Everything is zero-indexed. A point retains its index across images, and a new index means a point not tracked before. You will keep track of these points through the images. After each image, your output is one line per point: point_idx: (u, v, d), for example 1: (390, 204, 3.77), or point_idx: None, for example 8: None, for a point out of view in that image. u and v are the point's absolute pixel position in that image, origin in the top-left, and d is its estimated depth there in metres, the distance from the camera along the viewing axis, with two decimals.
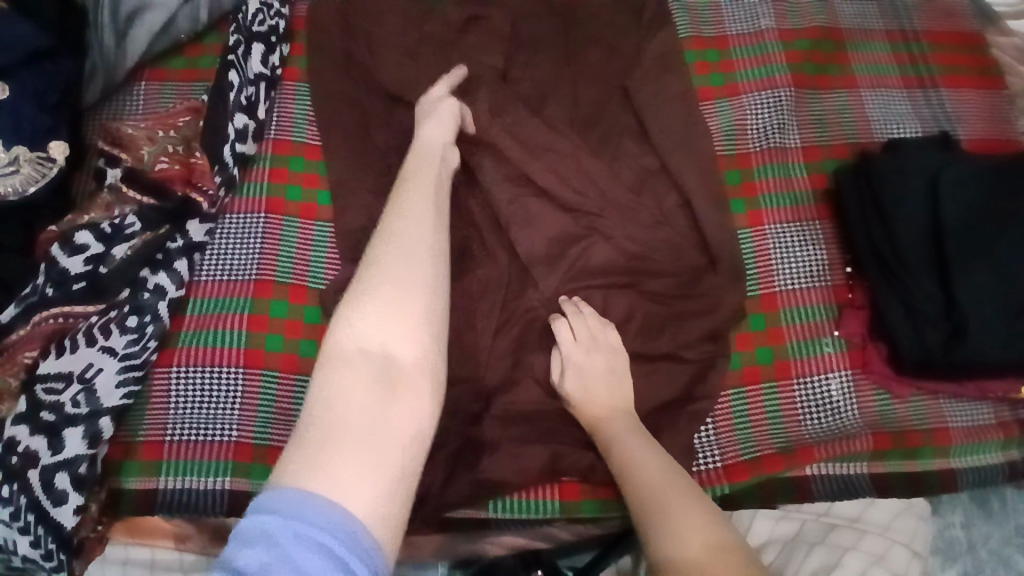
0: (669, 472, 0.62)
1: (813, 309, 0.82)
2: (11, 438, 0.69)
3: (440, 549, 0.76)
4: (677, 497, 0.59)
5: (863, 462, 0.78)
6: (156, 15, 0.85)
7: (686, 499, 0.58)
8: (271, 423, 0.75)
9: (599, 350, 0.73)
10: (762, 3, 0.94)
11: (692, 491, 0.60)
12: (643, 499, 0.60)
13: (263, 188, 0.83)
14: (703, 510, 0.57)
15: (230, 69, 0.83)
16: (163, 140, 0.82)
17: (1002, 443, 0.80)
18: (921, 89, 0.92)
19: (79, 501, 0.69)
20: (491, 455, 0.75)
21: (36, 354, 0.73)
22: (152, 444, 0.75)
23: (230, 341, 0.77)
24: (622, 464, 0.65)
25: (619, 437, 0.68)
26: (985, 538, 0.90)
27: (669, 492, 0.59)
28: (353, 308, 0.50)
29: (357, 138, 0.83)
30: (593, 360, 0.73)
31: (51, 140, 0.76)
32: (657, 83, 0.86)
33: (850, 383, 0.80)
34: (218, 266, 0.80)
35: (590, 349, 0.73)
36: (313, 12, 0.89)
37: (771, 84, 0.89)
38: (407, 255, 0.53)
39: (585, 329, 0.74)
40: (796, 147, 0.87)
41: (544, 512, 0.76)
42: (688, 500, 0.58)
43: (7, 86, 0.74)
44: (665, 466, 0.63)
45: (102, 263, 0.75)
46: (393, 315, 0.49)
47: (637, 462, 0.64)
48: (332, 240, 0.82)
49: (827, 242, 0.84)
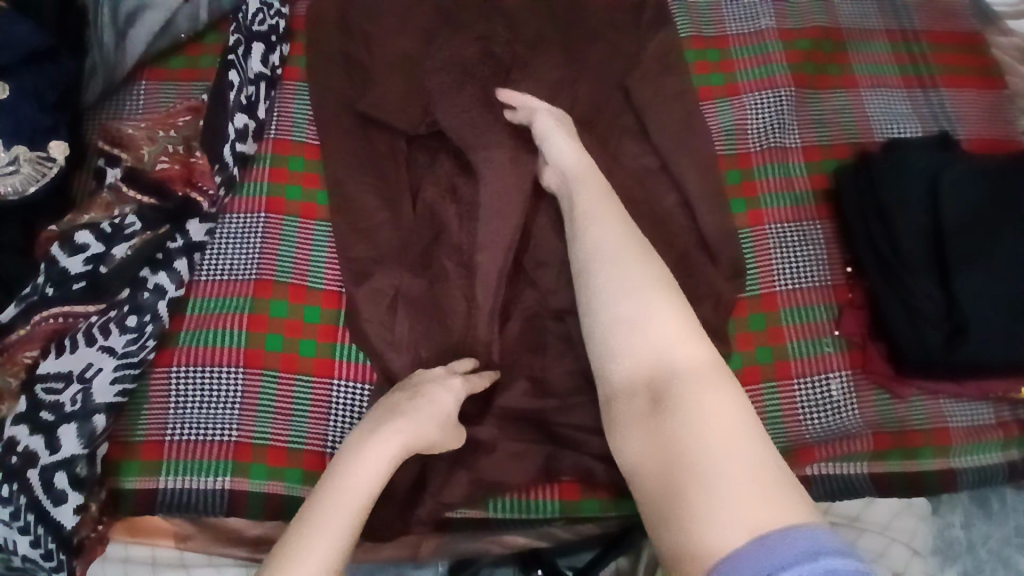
0: (710, 408, 0.54)
1: (813, 309, 0.81)
2: (11, 438, 0.69)
3: (440, 548, 0.77)
4: (725, 465, 0.50)
5: (863, 462, 0.78)
6: (156, 15, 0.85)
7: (726, 463, 0.50)
8: (271, 422, 0.75)
9: (613, 220, 0.68)
10: (762, 3, 0.94)
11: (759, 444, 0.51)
12: (685, 466, 0.52)
13: (263, 188, 0.83)
14: (761, 478, 0.49)
15: (230, 69, 0.84)
16: (163, 140, 0.82)
17: (1002, 443, 0.80)
18: (921, 89, 0.92)
19: (79, 501, 0.70)
20: (489, 455, 0.74)
21: (36, 353, 0.73)
22: (152, 444, 0.75)
23: (230, 341, 0.77)
24: (651, 385, 0.58)
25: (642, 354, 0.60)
26: (985, 538, 0.90)
27: (721, 454, 0.51)
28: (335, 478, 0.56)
29: (357, 137, 0.84)
30: (629, 270, 0.64)
31: (51, 140, 0.76)
32: (657, 83, 0.86)
33: (849, 383, 0.80)
34: (218, 266, 0.80)
35: (593, 214, 0.69)
36: (313, 12, 0.89)
37: (771, 84, 0.89)
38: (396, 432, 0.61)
39: (617, 232, 0.67)
40: (796, 147, 0.87)
41: (544, 512, 0.76)
42: (738, 458, 0.51)
43: (7, 86, 0.73)
44: (718, 396, 0.55)
45: (102, 263, 0.75)
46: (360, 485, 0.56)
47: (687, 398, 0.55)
48: (332, 241, 0.81)
49: (826, 242, 0.84)
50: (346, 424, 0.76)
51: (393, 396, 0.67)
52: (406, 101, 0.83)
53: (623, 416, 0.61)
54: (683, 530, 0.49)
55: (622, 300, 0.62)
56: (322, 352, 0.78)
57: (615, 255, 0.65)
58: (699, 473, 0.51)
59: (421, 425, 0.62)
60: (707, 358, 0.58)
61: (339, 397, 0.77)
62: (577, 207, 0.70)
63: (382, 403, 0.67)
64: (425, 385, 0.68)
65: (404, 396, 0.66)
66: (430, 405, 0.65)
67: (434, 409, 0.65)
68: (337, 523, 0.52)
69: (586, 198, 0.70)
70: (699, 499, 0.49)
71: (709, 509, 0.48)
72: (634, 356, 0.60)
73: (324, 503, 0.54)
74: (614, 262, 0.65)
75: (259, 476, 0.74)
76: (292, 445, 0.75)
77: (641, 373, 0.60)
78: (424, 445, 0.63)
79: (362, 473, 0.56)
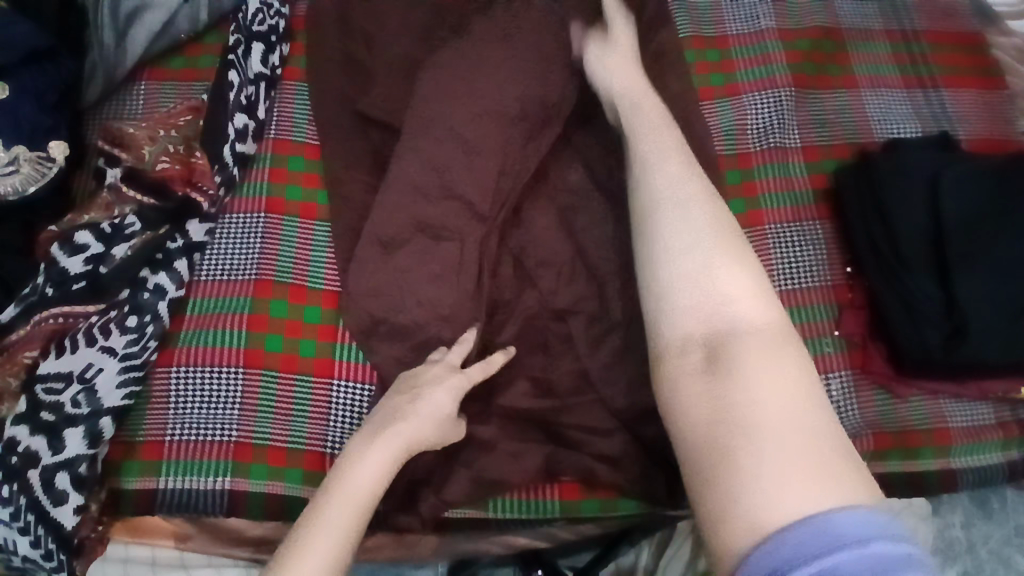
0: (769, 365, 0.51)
1: (813, 309, 0.81)
2: (11, 439, 0.69)
3: (439, 547, 0.78)
4: (782, 426, 0.48)
5: (863, 462, 0.78)
6: (156, 15, 0.85)
7: (784, 421, 0.48)
8: (271, 423, 0.75)
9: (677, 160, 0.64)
10: (762, 3, 0.93)
11: (818, 417, 0.49)
12: (737, 418, 0.49)
13: (263, 188, 0.83)
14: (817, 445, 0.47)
15: (230, 68, 0.84)
16: (163, 140, 0.82)
17: (1002, 443, 0.80)
18: (921, 89, 0.92)
19: (79, 501, 0.70)
20: (490, 455, 0.74)
21: (36, 354, 0.73)
22: (152, 444, 0.75)
23: (230, 341, 0.77)
24: (704, 333, 0.54)
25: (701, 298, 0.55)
26: (985, 538, 0.90)
27: (775, 410, 0.48)
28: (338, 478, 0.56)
29: (357, 138, 0.84)
30: (694, 213, 0.60)
31: (51, 140, 0.75)
32: (657, 83, 0.86)
33: (849, 383, 0.80)
34: (217, 266, 0.80)
35: (659, 156, 0.65)
36: (314, 12, 0.89)
37: (771, 84, 0.89)
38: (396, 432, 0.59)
39: (681, 175, 0.63)
40: (796, 147, 0.87)
41: (543, 512, 0.76)
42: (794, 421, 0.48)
43: (7, 85, 0.73)
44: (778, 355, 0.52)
45: (102, 263, 0.75)
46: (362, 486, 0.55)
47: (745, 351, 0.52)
48: (331, 242, 0.81)
49: (827, 242, 0.84)
50: (347, 424, 0.76)
51: (391, 396, 0.66)
52: (406, 100, 0.83)
53: (669, 371, 0.55)
54: (729, 483, 0.46)
55: (686, 241, 0.58)
56: (322, 352, 0.78)
57: (684, 197, 0.61)
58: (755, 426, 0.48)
59: (421, 426, 0.61)
60: (774, 318, 0.55)
61: (339, 397, 0.77)
62: (635, 145, 0.67)
63: (383, 404, 0.65)
64: (423, 384, 0.66)
65: (404, 397, 0.65)
66: (428, 406, 0.63)
67: (434, 408, 0.63)
68: (338, 526, 0.52)
69: (646, 140, 0.67)
70: (752, 460, 0.46)
71: (761, 474, 0.45)
72: (694, 301, 0.56)
73: (326, 505, 0.53)
74: (677, 204, 0.61)
75: (259, 477, 0.74)
76: (292, 446, 0.75)
77: (697, 325, 0.55)
78: (426, 444, 0.62)
79: (363, 472, 0.56)
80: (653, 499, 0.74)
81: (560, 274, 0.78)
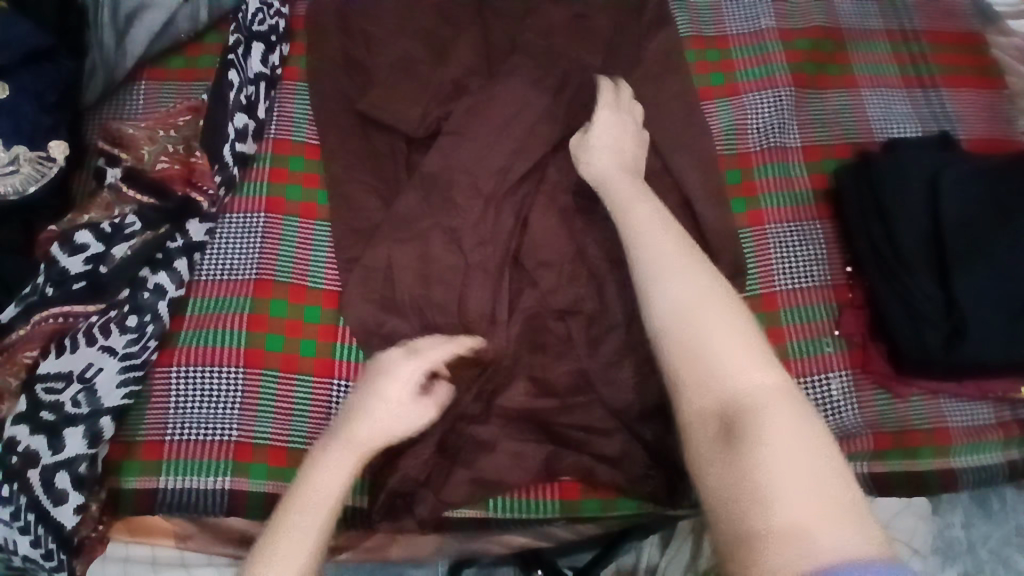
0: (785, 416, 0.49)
1: (813, 309, 0.81)
2: (11, 439, 0.69)
3: (440, 547, 0.78)
4: (802, 479, 0.45)
5: (864, 462, 0.78)
6: (156, 15, 0.85)
7: (801, 486, 0.45)
8: (271, 422, 0.75)
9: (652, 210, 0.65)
10: (762, 3, 0.94)
11: (827, 461, 0.47)
12: (749, 482, 0.46)
13: (263, 188, 0.83)
14: (838, 496, 0.45)
15: (230, 68, 0.83)
16: (163, 140, 0.82)
17: (1002, 443, 0.80)
18: (921, 89, 0.92)
19: (79, 501, 0.70)
20: (490, 455, 0.74)
21: (36, 353, 0.73)
22: (152, 444, 0.75)
23: (230, 341, 0.77)
24: (707, 400, 0.51)
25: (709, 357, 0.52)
26: (985, 538, 0.90)
27: (786, 460, 0.46)
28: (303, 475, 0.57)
29: (357, 137, 0.84)
30: (682, 272, 0.57)
31: (51, 140, 0.76)
32: (657, 83, 0.86)
33: (849, 383, 0.79)
34: (218, 266, 0.80)
35: (628, 207, 0.65)
36: (314, 12, 0.89)
37: (771, 84, 0.89)
38: (355, 425, 0.59)
39: (657, 216, 0.64)
40: (796, 147, 0.87)
41: (544, 512, 0.76)
42: (818, 471, 0.46)
43: (7, 86, 0.74)
44: (795, 406, 0.50)
45: (102, 263, 0.75)
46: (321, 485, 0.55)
47: (749, 414, 0.49)
48: (331, 242, 0.81)
49: (827, 242, 0.84)
50: None
51: (350, 397, 0.64)
52: (406, 100, 0.83)
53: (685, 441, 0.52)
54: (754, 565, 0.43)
55: (686, 299, 0.55)
56: (322, 352, 0.78)
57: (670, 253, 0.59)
58: (772, 499, 0.45)
59: (379, 414, 0.60)
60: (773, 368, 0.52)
61: (339, 397, 0.77)
62: (611, 199, 0.68)
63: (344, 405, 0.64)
64: (378, 379, 0.63)
65: (361, 397, 0.63)
66: (387, 404, 0.61)
67: (394, 405, 0.61)
68: (300, 525, 0.52)
69: (624, 200, 0.67)
70: (772, 535, 0.44)
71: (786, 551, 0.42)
72: (692, 364, 0.52)
73: (291, 504, 0.54)
74: (665, 261, 0.58)
75: (259, 477, 0.74)
76: (292, 446, 0.75)
77: (702, 391, 0.51)
78: (391, 426, 0.60)
79: (325, 470, 0.57)
80: (653, 498, 0.74)
81: (561, 274, 0.78)
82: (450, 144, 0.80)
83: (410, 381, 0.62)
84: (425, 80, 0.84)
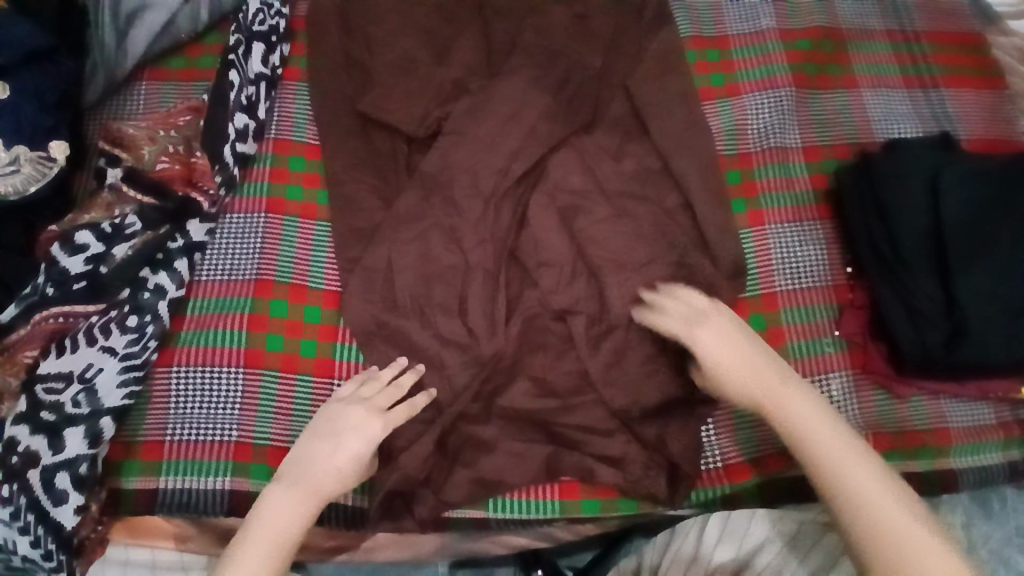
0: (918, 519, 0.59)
1: (814, 309, 0.82)
2: (11, 438, 0.69)
3: (440, 548, 0.78)
4: (919, 536, 0.59)
5: None
6: (156, 15, 0.85)
7: (922, 541, 0.58)
8: (271, 423, 0.75)
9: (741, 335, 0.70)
10: (763, 4, 0.94)
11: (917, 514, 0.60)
12: (886, 544, 0.58)
13: (263, 188, 0.83)
14: (944, 548, 0.58)
15: (230, 68, 0.84)
16: (163, 140, 0.82)
17: (1002, 443, 0.80)
18: (921, 89, 0.92)
19: (79, 501, 0.69)
20: (490, 456, 0.74)
21: (36, 353, 0.73)
22: (152, 444, 0.75)
23: (230, 341, 0.77)
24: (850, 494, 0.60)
25: (842, 468, 0.61)
26: (986, 538, 0.87)
27: (886, 517, 0.59)
28: (266, 501, 0.63)
29: (358, 138, 0.84)
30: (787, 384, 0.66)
31: (52, 140, 0.75)
32: (658, 82, 0.86)
33: (849, 383, 0.80)
34: (218, 266, 0.80)
35: (713, 318, 0.70)
36: (314, 12, 0.89)
37: (772, 84, 0.89)
38: (320, 461, 0.65)
39: (734, 325, 0.69)
40: (796, 147, 0.87)
41: (544, 512, 0.75)
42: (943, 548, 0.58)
43: (7, 86, 0.74)
44: (873, 467, 0.62)
45: (102, 263, 0.75)
46: (281, 518, 0.62)
47: (872, 502, 0.60)
48: (331, 242, 0.81)
49: (827, 242, 0.84)
50: None
51: (311, 439, 0.67)
52: (407, 100, 0.83)
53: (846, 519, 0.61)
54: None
55: (815, 424, 0.63)
56: (322, 352, 0.78)
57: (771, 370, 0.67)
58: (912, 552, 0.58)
59: (344, 462, 0.66)
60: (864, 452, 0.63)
61: None
62: (693, 314, 0.70)
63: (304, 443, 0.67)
64: (346, 431, 0.67)
65: (326, 446, 0.66)
66: (348, 460, 0.66)
67: (353, 461, 0.66)
68: (258, 558, 0.60)
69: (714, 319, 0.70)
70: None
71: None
72: (824, 467, 0.62)
73: (251, 534, 0.61)
74: (780, 389, 0.65)
75: (259, 477, 0.74)
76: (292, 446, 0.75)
77: (852, 483, 0.61)
78: (354, 472, 0.66)
79: (286, 502, 0.63)
80: (653, 498, 0.74)
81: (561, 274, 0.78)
82: (450, 145, 0.80)
83: (374, 428, 0.67)
84: (426, 81, 0.84)
